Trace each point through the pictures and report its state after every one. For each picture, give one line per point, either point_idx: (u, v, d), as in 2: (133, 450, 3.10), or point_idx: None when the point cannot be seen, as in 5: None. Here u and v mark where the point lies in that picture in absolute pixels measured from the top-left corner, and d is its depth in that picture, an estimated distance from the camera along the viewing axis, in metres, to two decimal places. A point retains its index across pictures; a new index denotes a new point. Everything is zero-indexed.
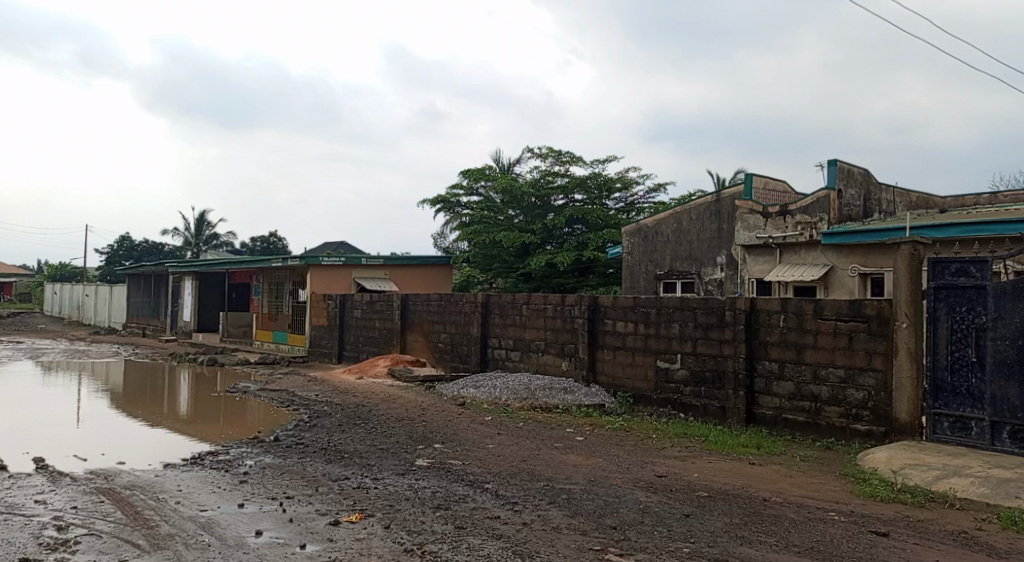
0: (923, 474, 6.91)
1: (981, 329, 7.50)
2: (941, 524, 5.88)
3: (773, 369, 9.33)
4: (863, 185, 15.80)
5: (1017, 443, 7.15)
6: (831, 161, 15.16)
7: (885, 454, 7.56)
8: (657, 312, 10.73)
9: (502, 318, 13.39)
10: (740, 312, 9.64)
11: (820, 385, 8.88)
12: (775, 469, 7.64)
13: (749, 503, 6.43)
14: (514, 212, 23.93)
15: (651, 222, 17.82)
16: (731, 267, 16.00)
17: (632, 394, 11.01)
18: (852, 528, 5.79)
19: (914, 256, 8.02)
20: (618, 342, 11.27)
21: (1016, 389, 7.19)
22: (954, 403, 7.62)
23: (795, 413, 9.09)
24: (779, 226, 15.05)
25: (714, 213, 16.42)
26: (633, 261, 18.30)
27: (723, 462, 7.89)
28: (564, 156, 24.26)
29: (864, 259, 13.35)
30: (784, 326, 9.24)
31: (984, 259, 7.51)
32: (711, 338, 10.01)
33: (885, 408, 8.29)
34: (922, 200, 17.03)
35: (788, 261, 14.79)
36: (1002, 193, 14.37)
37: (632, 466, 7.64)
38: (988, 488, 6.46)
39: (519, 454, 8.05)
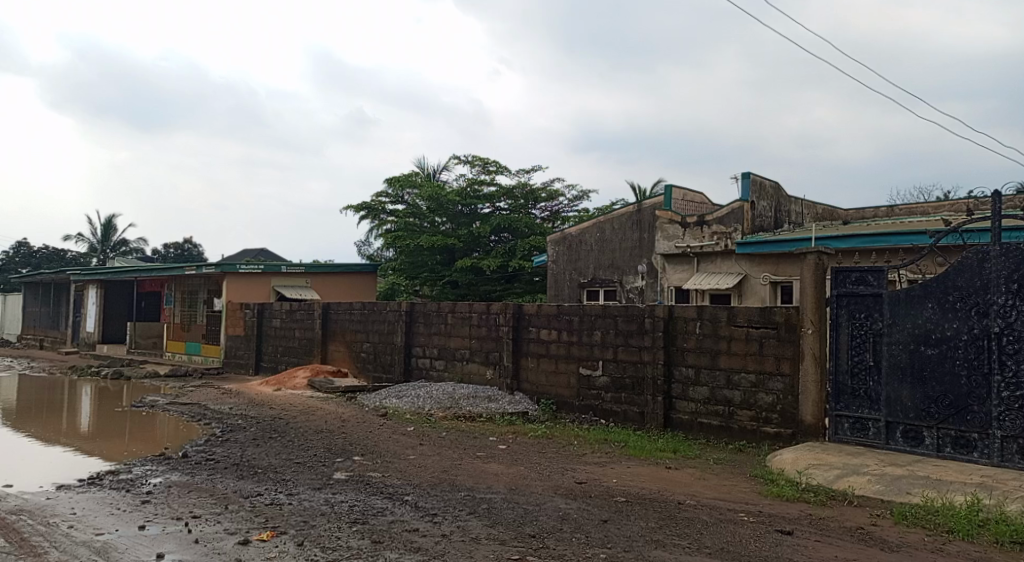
0: (825, 474, 7.26)
1: (878, 334, 7.92)
2: (841, 521, 6.19)
3: (689, 375, 9.62)
4: (774, 197, 16.47)
5: (908, 441, 7.59)
6: (745, 174, 15.76)
7: (791, 455, 7.90)
8: (580, 320, 10.90)
9: (427, 326, 13.34)
10: (659, 319, 9.90)
11: (732, 390, 9.20)
12: (691, 472, 7.88)
13: (664, 506, 6.60)
14: (441, 220, 23.92)
15: (575, 231, 18.10)
16: (651, 275, 16.39)
17: (556, 401, 11.14)
18: (759, 528, 6.02)
19: (819, 265, 8.41)
20: (542, 349, 11.40)
21: (909, 391, 7.63)
22: (854, 405, 8.01)
23: (709, 417, 9.39)
24: (696, 236, 15.66)
25: (635, 223, 16.82)
26: (557, 269, 18.55)
27: (641, 467, 8.08)
28: (492, 165, 24.43)
29: (775, 268, 13.92)
30: (700, 333, 9.53)
31: (881, 268, 7.94)
32: (632, 345, 10.24)
33: (792, 411, 8.66)
34: (828, 212, 17.88)
35: (704, 270, 15.27)
36: (899, 206, 15.24)
37: (553, 474, 7.73)
38: (883, 485, 6.83)
39: (440, 465, 8.03)
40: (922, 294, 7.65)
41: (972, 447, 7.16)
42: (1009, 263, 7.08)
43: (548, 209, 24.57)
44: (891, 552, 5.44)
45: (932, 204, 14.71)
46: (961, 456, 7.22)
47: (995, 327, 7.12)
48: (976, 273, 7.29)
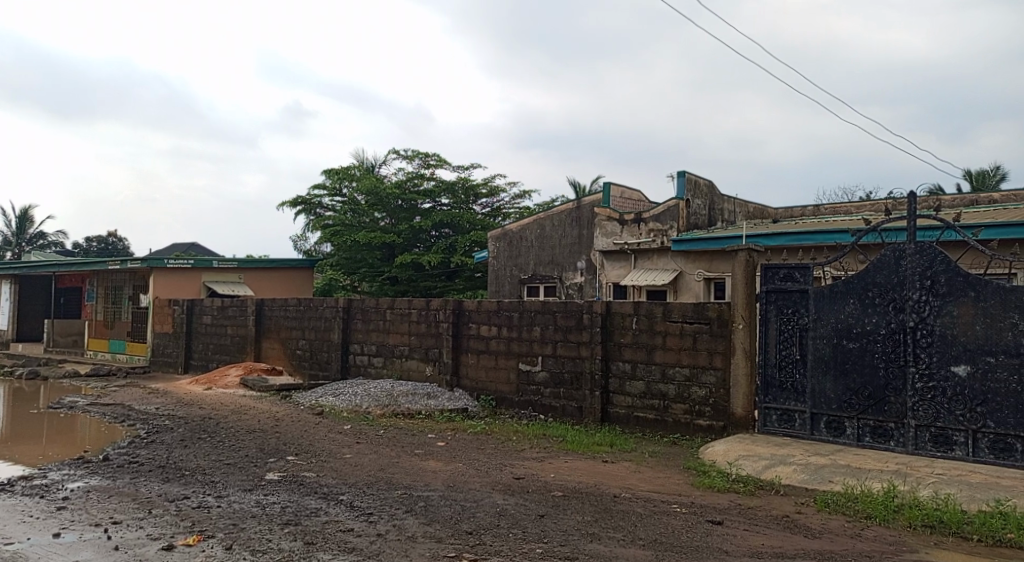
0: (754, 464, 7.47)
1: (804, 329, 8.18)
2: (768, 510, 6.38)
3: (626, 370, 9.77)
4: (708, 195, 16.81)
5: (831, 432, 7.88)
6: (681, 172, 16.04)
7: (723, 447, 8.10)
8: (519, 316, 10.94)
9: (365, 322, 13.19)
10: (597, 315, 10.01)
11: (667, 384, 9.37)
12: (626, 465, 8.00)
13: (600, 500, 6.69)
14: (380, 215, 23.63)
15: (516, 227, 18.16)
16: (590, 272, 16.56)
17: (495, 397, 11.17)
18: (691, 518, 6.16)
19: (749, 262, 8.63)
20: (482, 345, 11.40)
21: (832, 383, 7.91)
22: (781, 397, 8.27)
23: (645, 411, 9.55)
24: (633, 233, 15.88)
25: (575, 220, 16.97)
26: (497, 264, 18.58)
27: (578, 461, 8.16)
28: (432, 159, 24.28)
29: (708, 265, 14.25)
30: (636, 328, 9.68)
31: (807, 265, 8.21)
32: (570, 341, 10.34)
33: (723, 404, 8.88)
34: (759, 211, 18.39)
35: (641, 266, 15.41)
36: (825, 206, 15.79)
37: (491, 470, 7.74)
38: (808, 474, 7.08)
39: (377, 463, 7.96)
40: (844, 290, 7.94)
41: (890, 436, 7.48)
42: (924, 261, 7.41)
43: (489, 205, 24.62)
44: (815, 539, 5.63)
45: (856, 204, 15.28)
46: (879, 444, 7.53)
47: (910, 321, 7.45)
48: (894, 270, 7.60)
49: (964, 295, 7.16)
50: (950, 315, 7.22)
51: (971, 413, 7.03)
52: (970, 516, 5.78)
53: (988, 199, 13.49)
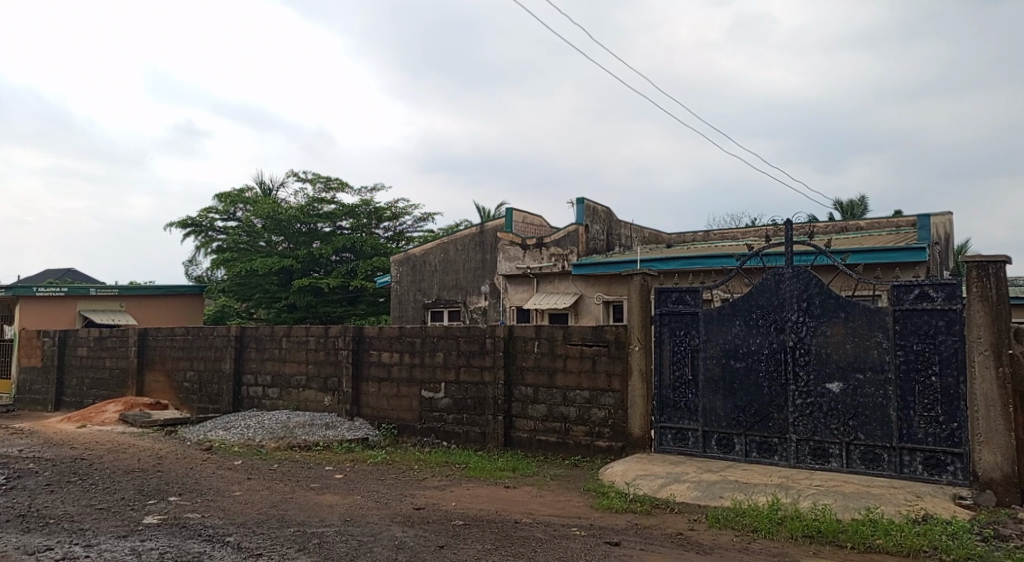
0: (650, 483, 7.59)
1: (695, 350, 8.42)
2: (663, 529, 6.47)
3: (528, 394, 9.75)
4: (606, 221, 17.17)
5: (722, 448, 8.12)
6: (579, 199, 16.33)
7: (621, 467, 8.19)
8: (421, 341, 10.75)
9: (259, 352, 12.70)
10: (499, 339, 9.97)
11: (568, 407, 9.40)
12: (527, 490, 7.95)
13: (501, 526, 6.53)
14: (277, 238, 22.86)
15: (419, 251, 18.03)
16: (494, 295, 16.56)
17: (397, 425, 10.92)
18: (590, 541, 6.13)
19: (644, 286, 8.77)
20: (383, 373, 11.14)
21: (721, 401, 8.17)
22: (675, 416, 8.47)
23: (547, 435, 9.55)
24: (536, 258, 16.08)
25: (478, 244, 16.97)
26: (401, 289, 18.33)
27: (479, 488, 8.04)
28: (333, 183, 23.82)
29: (607, 288, 14.53)
30: (538, 352, 9.70)
31: (696, 289, 8.47)
32: (473, 365, 10.24)
33: (622, 425, 8.97)
34: (653, 236, 18.97)
35: (543, 290, 15.52)
36: (714, 231, 16.48)
37: (390, 501, 7.53)
38: (701, 490, 7.25)
39: (269, 500, 7.61)
40: (731, 312, 8.23)
41: (774, 450, 7.78)
42: (801, 283, 7.79)
43: (392, 229, 24.33)
44: (707, 555, 5.74)
45: (742, 229, 16.01)
46: (765, 459, 7.81)
47: (790, 341, 7.79)
48: (774, 293, 7.94)
49: (836, 315, 7.55)
50: (825, 334, 7.59)
51: (844, 426, 7.39)
52: (845, 524, 6.04)
53: (856, 226, 14.45)
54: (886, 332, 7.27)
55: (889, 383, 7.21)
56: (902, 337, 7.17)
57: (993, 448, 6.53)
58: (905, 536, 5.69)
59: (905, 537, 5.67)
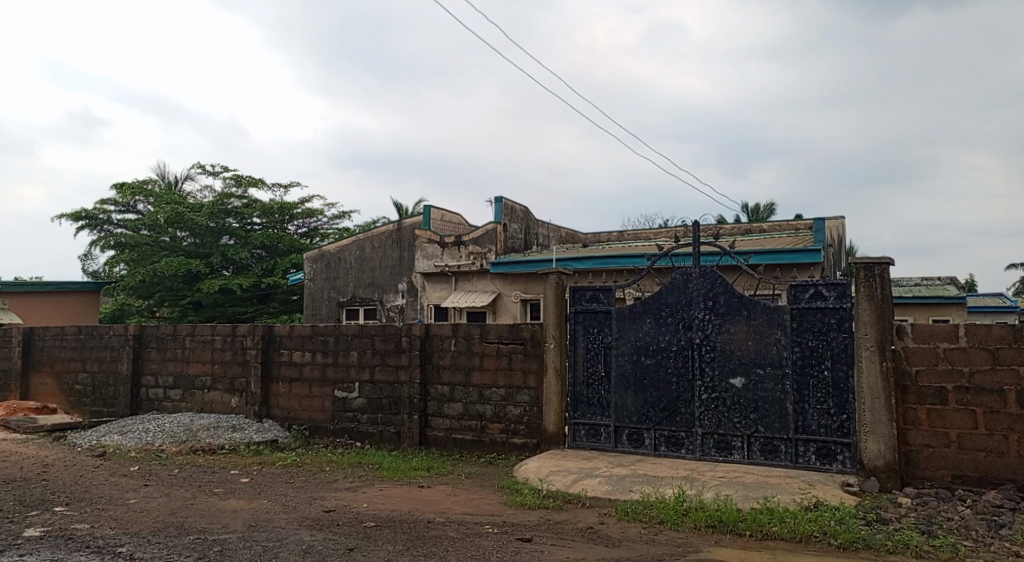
0: (564, 479, 7.72)
1: (608, 347, 8.62)
2: (574, 523, 6.60)
3: (444, 392, 9.72)
4: (524, 220, 17.29)
5: (632, 443, 8.34)
6: (498, 198, 16.37)
7: (535, 464, 8.29)
8: (335, 340, 10.56)
9: (160, 351, 12.22)
10: (415, 338, 9.88)
11: (485, 404, 9.42)
12: (441, 489, 7.93)
13: (414, 527, 6.47)
14: (182, 234, 22.02)
15: (334, 248, 17.75)
16: (411, 294, 16.45)
17: (308, 426, 10.71)
18: (502, 538, 6.15)
19: (560, 284, 8.89)
20: (295, 373, 10.90)
21: (632, 397, 8.38)
22: (588, 412, 8.65)
23: (463, 433, 9.54)
24: (455, 255, 15.96)
25: (396, 241, 16.82)
26: (314, 287, 17.98)
27: (392, 488, 7.97)
28: (244, 179, 23.09)
29: (525, 286, 14.67)
30: (454, 350, 9.67)
31: (609, 287, 8.65)
32: (388, 364, 10.12)
33: (537, 422, 9.06)
34: (570, 236, 19.25)
35: (461, 288, 15.53)
36: (628, 232, 16.87)
37: (298, 504, 7.39)
38: (611, 485, 7.43)
39: (167, 507, 7.35)
40: (642, 310, 8.46)
41: (681, 444, 8.05)
42: (707, 283, 8.07)
43: (305, 226, 23.83)
44: (614, 548, 5.89)
45: (655, 230, 16.44)
46: (672, 453, 8.07)
47: (697, 338, 8.07)
48: (683, 292, 8.21)
49: (739, 314, 7.87)
50: (728, 331, 7.90)
51: (746, 420, 7.72)
52: (744, 513, 6.30)
53: (760, 228, 15.08)
54: (784, 329, 7.62)
55: (786, 377, 7.56)
56: (798, 334, 7.54)
57: (878, 438, 6.95)
58: (797, 522, 5.99)
59: (798, 524, 5.96)
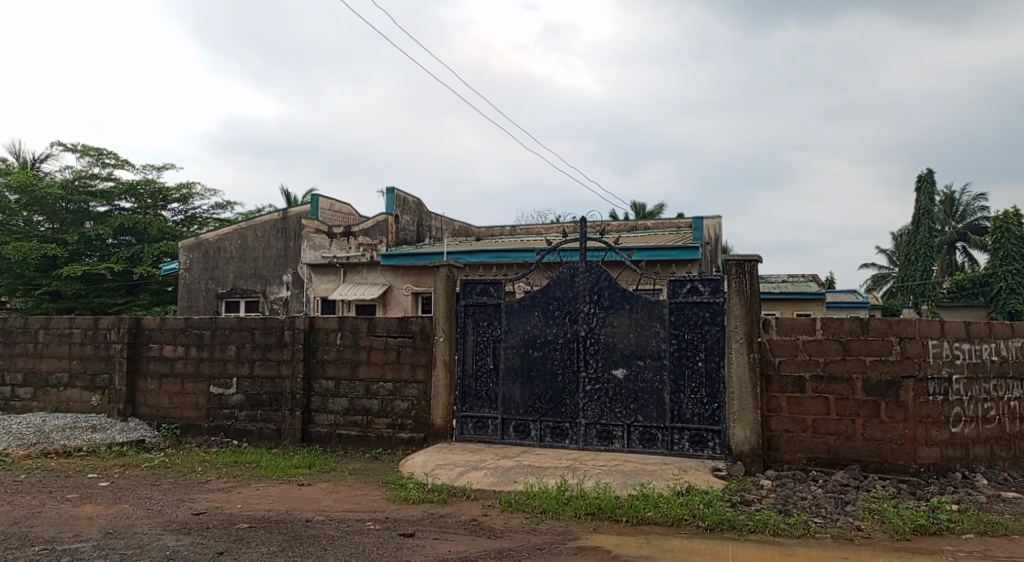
0: (449, 472, 7.73)
1: (496, 340, 8.68)
2: (457, 516, 6.61)
3: (329, 387, 9.50)
4: (416, 212, 17.11)
5: (519, 435, 8.44)
6: (389, 189, 16.15)
7: (421, 458, 8.24)
8: (211, 334, 10.14)
9: (8, 346, 11.33)
10: (299, 331, 9.60)
11: (371, 399, 9.28)
12: (323, 486, 7.76)
13: (291, 526, 6.31)
14: (37, 216, 20.53)
15: (213, 237, 17.04)
16: (297, 285, 15.98)
17: (180, 425, 10.22)
18: (383, 534, 6.08)
19: (450, 277, 8.89)
20: (165, 369, 10.38)
21: (519, 389, 8.48)
22: (476, 405, 8.69)
23: (347, 428, 9.37)
24: (343, 247, 15.65)
25: (280, 231, 16.31)
26: (190, 277, 17.18)
27: (270, 488, 7.73)
28: (109, 158, 21.76)
29: (416, 279, 14.58)
30: (340, 344, 9.47)
31: (499, 280, 8.70)
32: (269, 359, 9.79)
33: (425, 416, 9.01)
34: (463, 229, 19.26)
35: (350, 280, 15.17)
36: (520, 227, 17.06)
37: (164, 508, 7.04)
38: (496, 477, 7.50)
39: (13, 516, 6.83)
40: (530, 303, 8.56)
41: (565, 434, 8.22)
42: (593, 277, 8.26)
43: (181, 212, 22.77)
44: (496, 539, 5.95)
45: (546, 226, 16.70)
46: (557, 443, 8.23)
47: (582, 331, 8.25)
48: (569, 286, 8.38)
49: (622, 307, 8.10)
50: (612, 325, 8.12)
51: (626, 410, 7.97)
52: (621, 500, 6.50)
53: (645, 225, 15.60)
54: (663, 323, 7.91)
55: (664, 368, 7.85)
56: (676, 327, 7.84)
57: (744, 425, 7.36)
58: (670, 507, 6.24)
59: (670, 509, 6.22)
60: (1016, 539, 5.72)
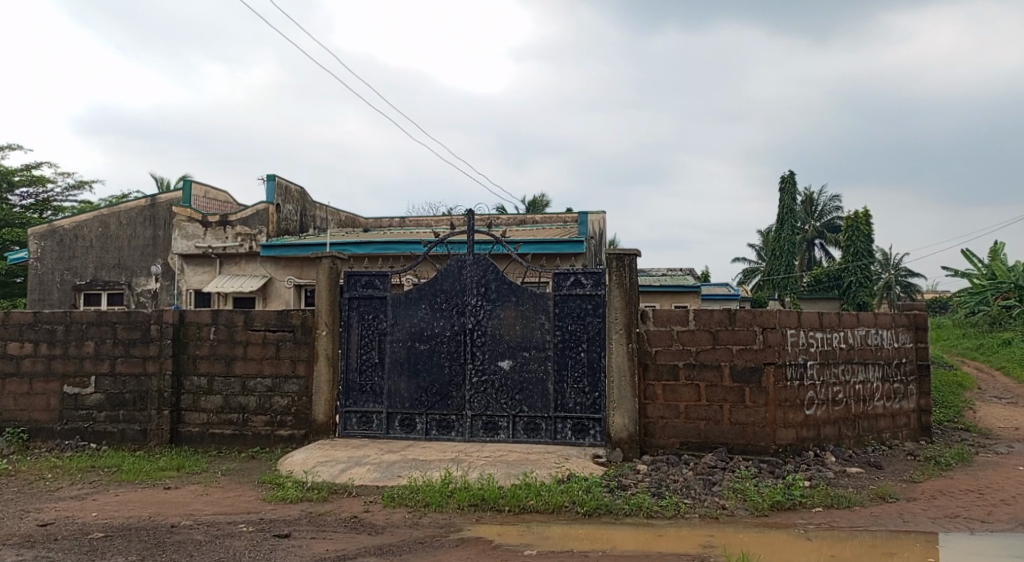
0: (330, 469, 7.49)
1: (382, 334, 8.49)
2: (337, 514, 6.42)
3: (201, 384, 9.02)
4: (300, 201, 16.50)
5: (404, 429, 8.30)
6: (269, 177, 15.51)
7: (301, 456, 7.96)
8: (65, 329, 9.40)
9: None
10: (166, 326, 9.04)
11: (247, 396, 8.87)
12: (192, 490, 7.34)
13: (153, 533, 5.93)
14: None
15: (69, 224, 15.82)
16: (167, 277, 15.13)
17: (28, 428, 9.41)
18: (256, 536, 5.82)
19: (334, 269, 8.59)
20: (10, 368, 9.52)
21: (405, 383, 8.34)
22: (360, 400, 8.47)
23: (222, 427, 8.93)
24: (219, 236, 14.83)
25: (148, 219, 15.38)
26: (41, 268, 15.88)
27: (133, 493, 7.25)
28: None
29: (299, 271, 14.12)
30: (214, 339, 9.00)
31: (385, 273, 8.49)
32: (133, 355, 9.18)
33: (306, 412, 8.70)
34: (349, 220, 18.80)
35: (228, 272, 14.47)
36: (409, 218, 16.84)
37: (6, 520, 6.46)
38: (379, 472, 7.34)
39: None
40: (417, 296, 8.42)
41: (451, 427, 8.15)
42: (479, 270, 8.21)
43: (31, 196, 21.16)
44: (377, 535, 5.81)
45: (435, 218, 16.55)
46: (442, 436, 8.15)
47: (469, 323, 8.19)
48: (457, 278, 8.28)
49: (508, 299, 8.10)
50: (498, 317, 8.11)
51: (511, 401, 7.99)
52: (504, 490, 6.49)
53: (533, 219, 15.72)
54: (548, 315, 7.97)
55: (548, 358, 7.92)
56: (559, 319, 7.92)
57: (623, 412, 7.54)
58: (551, 495, 6.29)
59: (551, 496, 6.27)
60: (858, 510, 6.14)
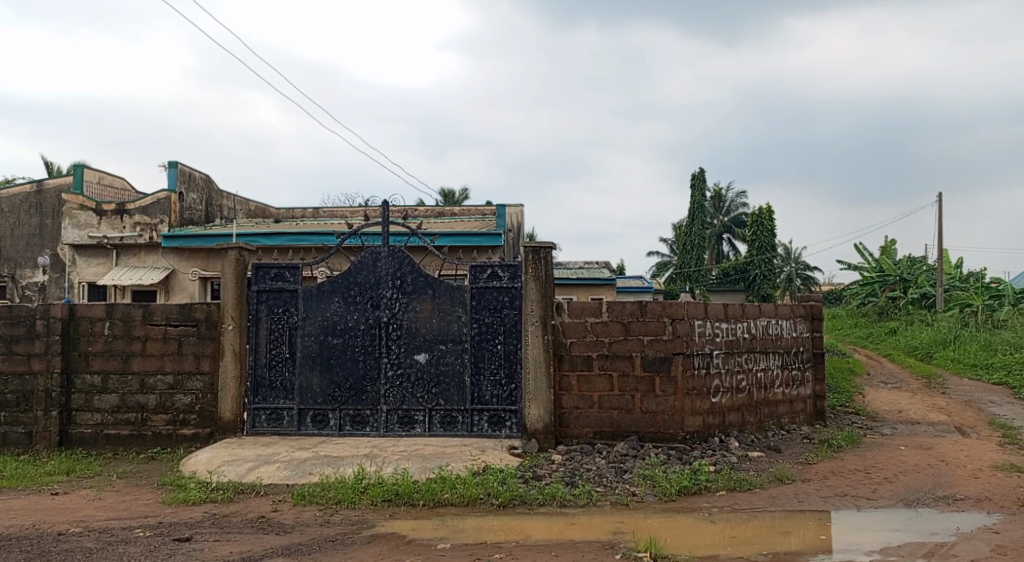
0: (237, 469, 7.19)
1: (292, 328, 8.20)
2: (242, 515, 6.15)
3: (94, 383, 8.51)
4: (205, 190, 15.80)
5: (316, 425, 8.06)
6: (172, 164, 14.76)
7: (206, 455, 7.61)
8: None
9: None
10: (55, 321, 8.48)
11: (147, 394, 8.42)
12: (83, 494, 6.91)
13: (38, 542, 5.54)
14: None
15: None
16: (57, 270, 14.30)
17: None
18: (154, 541, 5.50)
19: (240, 261, 8.25)
20: None
21: (317, 378, 8.09)
22: (270, 396, 8.16)
23: (118, 427, 8.45)
24: (115, 226, 14.08)
25: (34, 207, 14.42)
26: None
27: (16, 499, 6.77)
28: None
29: (204, 263, 13.51)
30: (108, 334, 8.50)
31: (296, 265, 8.20)
32: (16, 353, 8.56)
33: (211, 409, 8.32)
34: (259, 210, 18.16)
35: (125, 264, 13.68)
36: (322, 210, 16.42)
37: None
38: (289, 470, 7.10)
39: None
40: (329, 289, 8.16)
41: (365, 422, 7.97)
42: (395, 263, 8.05)
43: None
44: (285, 535, 5.60)
45: (350, 209, 16.19)
46: (356, 431, 7.96)
47: (383, 317, 8.01)
48: (371, 271, 8.09)
49: (424, 292, 7.97)
50: (414, 310, 7.96)
51: (427, 394, 7.87)
52: (419, 484, 6.37)
53: (451, 212, 15.62)
54: (464, 307, 7.88)
55: (465, 351, 7.83)
56: (476, 312, 7.84)
57: (539, 403, 7.53)
58: (466, 487, 6.22)
59: (466, 489, 6.20)
60: (758, 492, 6.34)
